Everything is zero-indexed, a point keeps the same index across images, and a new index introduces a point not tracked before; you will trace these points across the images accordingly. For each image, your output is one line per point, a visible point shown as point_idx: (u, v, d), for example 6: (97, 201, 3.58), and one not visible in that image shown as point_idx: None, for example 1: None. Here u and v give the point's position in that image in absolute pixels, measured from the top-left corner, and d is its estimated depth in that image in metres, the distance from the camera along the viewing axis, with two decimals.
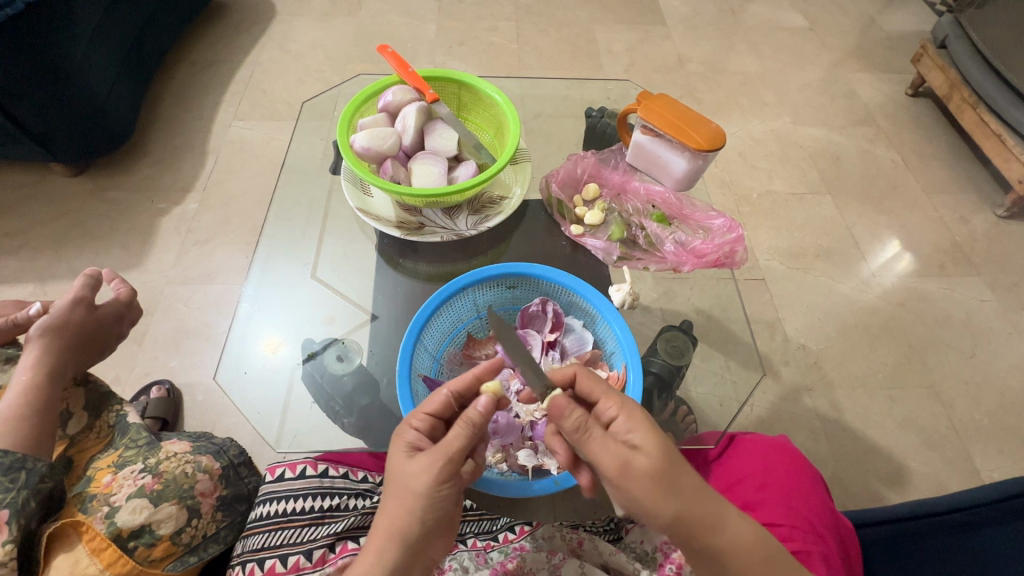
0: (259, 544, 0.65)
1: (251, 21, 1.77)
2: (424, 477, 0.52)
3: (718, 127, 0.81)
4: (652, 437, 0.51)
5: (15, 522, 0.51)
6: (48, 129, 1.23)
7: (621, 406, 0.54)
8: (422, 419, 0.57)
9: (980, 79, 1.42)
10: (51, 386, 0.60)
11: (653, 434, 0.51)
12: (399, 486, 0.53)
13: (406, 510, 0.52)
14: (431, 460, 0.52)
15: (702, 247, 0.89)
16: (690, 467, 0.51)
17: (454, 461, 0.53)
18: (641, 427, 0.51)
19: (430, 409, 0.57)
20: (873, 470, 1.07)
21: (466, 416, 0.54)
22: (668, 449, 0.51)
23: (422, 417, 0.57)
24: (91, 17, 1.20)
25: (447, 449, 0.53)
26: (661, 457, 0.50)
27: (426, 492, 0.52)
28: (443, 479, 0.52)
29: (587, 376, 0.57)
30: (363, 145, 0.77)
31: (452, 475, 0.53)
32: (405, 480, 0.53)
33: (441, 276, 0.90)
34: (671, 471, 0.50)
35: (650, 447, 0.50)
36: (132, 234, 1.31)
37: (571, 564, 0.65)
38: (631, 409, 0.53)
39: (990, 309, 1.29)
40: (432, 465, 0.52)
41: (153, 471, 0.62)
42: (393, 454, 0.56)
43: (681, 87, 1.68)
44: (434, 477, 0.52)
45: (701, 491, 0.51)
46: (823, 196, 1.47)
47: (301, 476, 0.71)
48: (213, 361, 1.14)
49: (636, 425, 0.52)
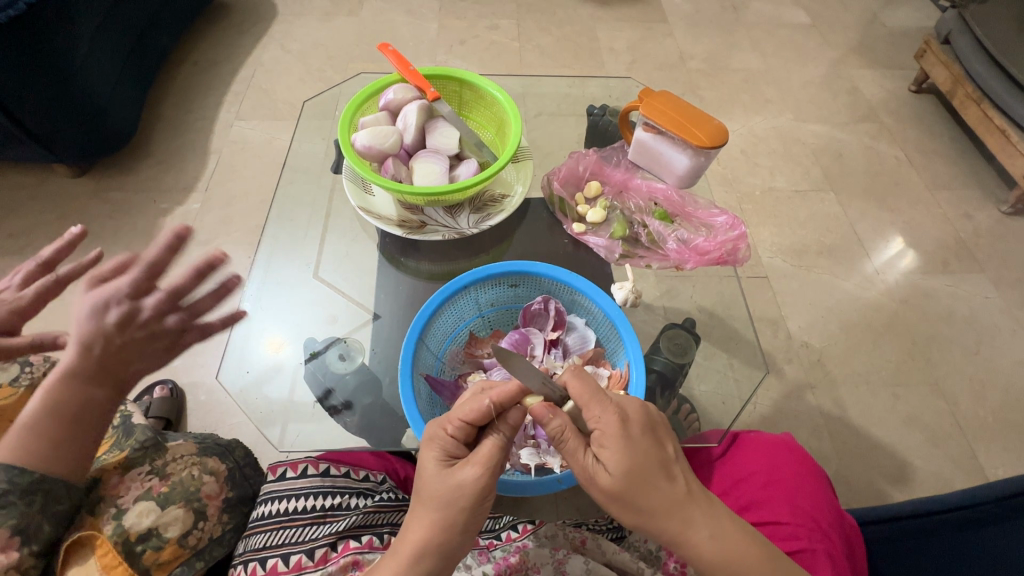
0: (260, 544, 0.64)
1: (252, 21, 1.77)
2: (466, 490, 0.52)
3: (721, 123, 0.80)
4: (622, 459, 0.50)
5: (28, 544, 0.52)
6: (51, 130, 1.23)
7: (601, 421, 0.51)
8: (457, 426, 0.54)
9: (984, 75, 1.41)
10: (85, 387, 0.54)
11: (623, 456, 0.50)
12: (436, 497, 0.52)
13: (444, 522, 0.52)
14: (474, 473, 0.52)
15: (704, 245, 0.88)
16: (661, 486, 0.51)
17: (495, 473, 0.53)
18: (614, 449, 0.50)
19: (467, 416, 0.54)
20: (877, 467, 1.07)
21: (496, 435, 0.54)
22: (635, 471, 0.50)
23: (458, 424, 0.54)
24: (92, 18, 1.21)
25: (487, 460, 0.52)
26: (623, 481, 0.50)
27: (468, 502, 0.52)
28: (483, 492, 0.52)
29: (580, 383, 0.53)
30: (364, 144, 0.77)
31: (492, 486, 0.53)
32: (442, 492, 0.52)
33: (443, 275, 0.90)
34: (635, 491, 0.50)
35: (617, 468, 0.50)
36: (135, 235, 1.31)
37: (577, 562, 0.64)
38: (613, 432, 0.51)
39: (995, 306, 1.28)
40: (475, 478, 0.52)
41: (159, 473, 0.62)
42: (426, 464, 0.54)
43: (683, 85, 1.67)
44: (476, 489, 0.52)
45: (667, 511, 0.51)
46: (826, 193, 1.46)
47: (302, 475, 0.71)
48: (216, 360, 1.15)
49: (610, 445, 0.51)
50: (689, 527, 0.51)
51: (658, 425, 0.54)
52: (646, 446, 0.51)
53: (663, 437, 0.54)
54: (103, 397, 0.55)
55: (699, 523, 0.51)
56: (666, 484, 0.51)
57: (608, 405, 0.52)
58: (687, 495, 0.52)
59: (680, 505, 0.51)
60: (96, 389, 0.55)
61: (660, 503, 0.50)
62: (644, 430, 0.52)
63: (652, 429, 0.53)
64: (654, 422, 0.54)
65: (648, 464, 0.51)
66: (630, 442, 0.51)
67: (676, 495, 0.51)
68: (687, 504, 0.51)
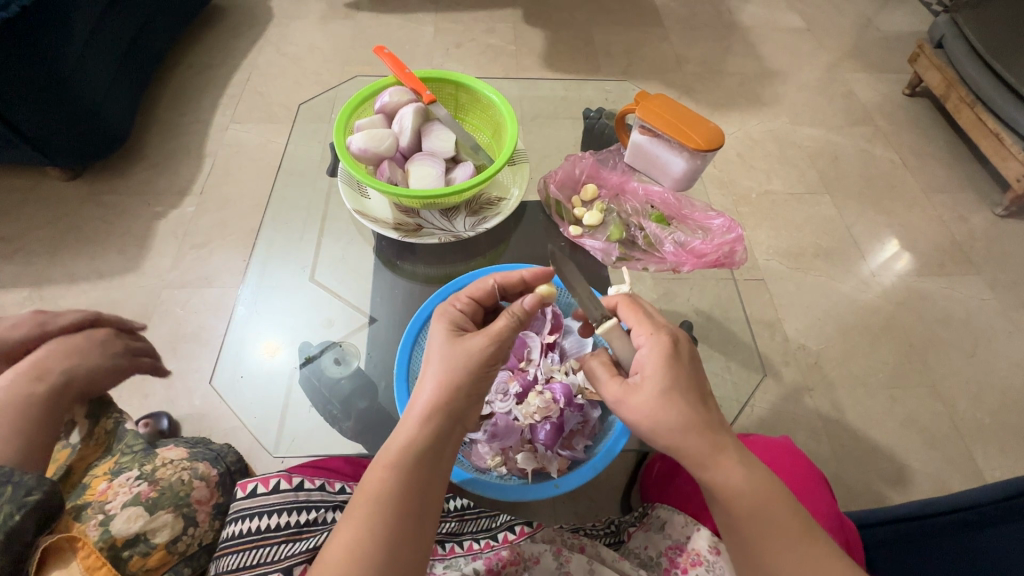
0: (233, 565, 0.54)
1: (248, 25, 1.77)
2: (475, 353, 0.53)
3: (717, 127, 0.81)
4: (661, 371, 0.53)
5: None
6: (45, 133, 1.23)
7: (651, 337, 0.55)
8: (465, 302, 0.61)
9: (977, 78, 1.42)
10: (27, 387, 0.57)
11: (663, 369, 0.53)
12: (445, 360, 0.53)
13: (453, 382, 0.52)
14: (486, 340, 0.54)
15: (701, 247, 0.90)
16: (697, 409, 0.52)
17: (504, 348, 0.55)
18: (659, 359, 0.53)
19: (475, 294, 0.61)
20: (875, 470, 1.07)
21: (513, 311, 0.55)
22: (676, 382, 0.52)
23: (465, 300, 0.61)
24: (86, 20, 1.20)
25: (498, 333, 0.54)
26: (663, 386, 0.52)
27: (477, 367, 0.53)
28: (492, 359, 0.54)
29: (631, 306, 0.59)
30: (360, 147, 0.76)
31: (500, 357, 0.55)
32: (453, 354, 0.53)
33: (440, 278, 0.90)
34: (671, 407, 0.52)
35: (656, 379, 0.52)
36: (129, 238, 1.30)
37: (580, 560, 0.62)
38: (660, 343, 0.54)
39: (990, 308, 1.28)
40: (485, 346, 0.54)
41: (149, 478, 0.61)
42: (435, 332, 0.57)
43: (678, 88, 1.67)
44: (485, 355, 0.53)
45: (700, 432, 0.51)
46: (821, 196, 1.46)
47: (275, 491, 0.60)
48: (211, 364, 1.14)
49: (652, 357, 0.54)
50: (722, 453, 0.51)
51: (701, 361, 0.57)
52: (688, 370, 0.54)
53: (705, 373, 0.56)
54: (44, 393, 0.57)
55: (732, 453, 0.51)
56: (703, 407, 0.52)
57: (655, 326, 0.56)
58: (721, 424, 0.53)
59: (713, 431, 0.52)
60: (51, 374, 0.59)
61: (691, 424, 0.51)
62: (688, 357, 0.55)
63: (694, 359, 0.56)
64: (699, 358, 0.56)
65: (690, 382, 0.53)
66: (672, 360, 0.53)
67: (713, 422, 0.52)
68: (720, 431, 0.52)
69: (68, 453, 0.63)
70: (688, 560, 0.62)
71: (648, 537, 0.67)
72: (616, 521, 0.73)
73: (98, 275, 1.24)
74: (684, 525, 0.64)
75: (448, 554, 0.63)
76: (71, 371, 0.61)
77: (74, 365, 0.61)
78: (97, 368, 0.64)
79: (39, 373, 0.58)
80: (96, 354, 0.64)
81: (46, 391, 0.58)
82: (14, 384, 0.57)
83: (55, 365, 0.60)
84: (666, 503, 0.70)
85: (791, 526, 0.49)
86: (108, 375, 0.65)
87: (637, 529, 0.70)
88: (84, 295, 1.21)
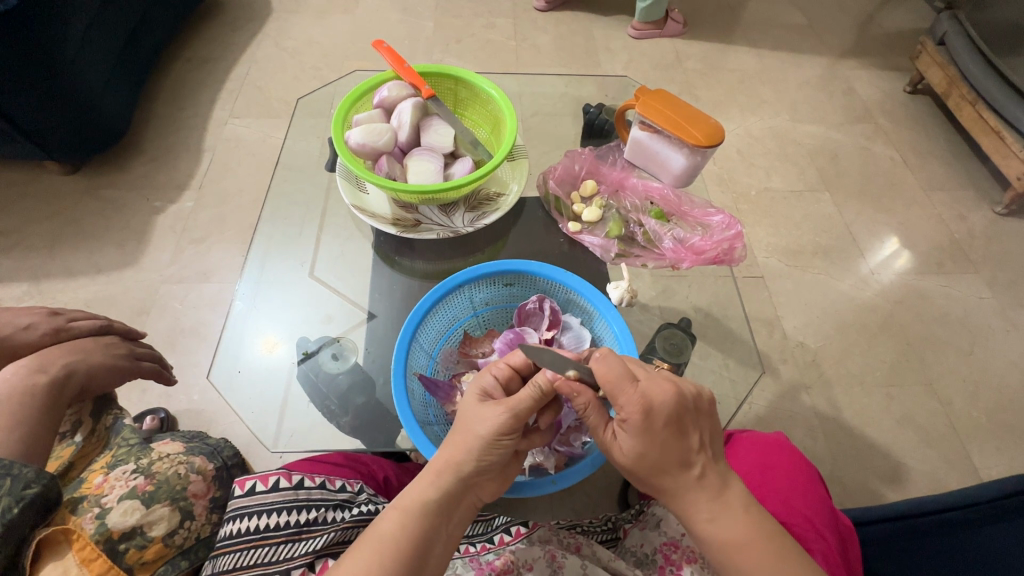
0: (229, 565, 0.55)
1: (247, 18, 1.76)
2: (489, 422, 0.53)
3: (717, 123, 0.80)
4: (634, 443, 0.52)
5: None
6: (43, 126, 1.22)
7: (626, 409, 0.51)
8: (501, 368, 0.60)
9: (979, 76, 1.41)
10: (30, 376, 0.57)
11: (635, 441, 0.52)
12: (465, 423, 0.55)
13: (466, 444, 0.53)
14: (502, 407, 0.53)
15: (701, 244, 0.89)
16: (674, 474, 0.52)
17: (521, 418, 0.53)
18: (631, 435, 0.52)
19: (513, 362, 0.60)
20: (871, 467, 1.07)
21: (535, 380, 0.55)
22: (651, 456, 0.52)
23: (503, 367, 0.60)
24: (84, 12, 1.19)
25: (517, 404, 0.53)
26: (632, 458, 0.53)
27: (488, 435, 0.52)
28: (505, 430, 0.53)
29: (606, 368, 0.52)
30: (358, 142, 0.76)
31: (516, 429, 0.53)
32: (471, 416, 0.55)
33: (438, 274, 0.89)
34: (649, 471, 0.53)
35: (630, 449, 0.52)
36: (127, 232, 1.30)
37: (573, 563, 0.62)
38: (636, 420, 0.51)
39: (989, 307, 1.28)
40: (500, 415, 0.53)
41: (145, 472, 0.60)
42: (465, 399, 0.57)
43: (679, 84, 1.67)
44: (498, 424, 0.52)
45: (672, 492, 0.53)
46: (821, 194, 1.46)
47: (274, 489, 0.60)
48: (208, 359, 1.13)
49: (624, 430, 0.52)
50: (690, 508, 0.52)
51: (691, 414, 0.53)
52: (666, 436, 0.51)
53: (688, 428, 0.52)
54: (47, 382, 0.58)
55: (703, 507, 0.52)
56: (680, 472, 0.52)
57: (629, 398, 0.51)
58: (700, 482, 0.52)
59: (688, 490, 0.52)
60: (52, 367, 0.59)
61: (668, 487, 0.53)
62: (669, 421, 0.51)
63: (679, 419, 0.52)
64: (684, 413, 0.52)
65: (666, 453, 0.52)
66: (650, 431, 0.51)
67: (688, 481, 0.52)
68: (694, 490, 0.52)
69: (71, 449, 0.61)
70: (683, 557, 0.63)
71: (644, 535, 0.67)
72: (613, 517, 0.73)
73: (96, 270, 1.24)
74: (678, 523, 0.64)
75: None
76: (72, 366, 0.61)
77: (75, 362, 0.61)
78: (100, 365, 0.64)
79: (40, 365, 0.58)
80: (98, 351, 0.65)
81: (47, 383, 0.58)
82: (18, 373, 0.57)
83: (56, 359, 0.60)
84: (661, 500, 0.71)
85: (776, 567, 0.49)
86: (112, 374, 0.65)
87: (633, 526, 0.70)
88: (83, 289, 1.21)
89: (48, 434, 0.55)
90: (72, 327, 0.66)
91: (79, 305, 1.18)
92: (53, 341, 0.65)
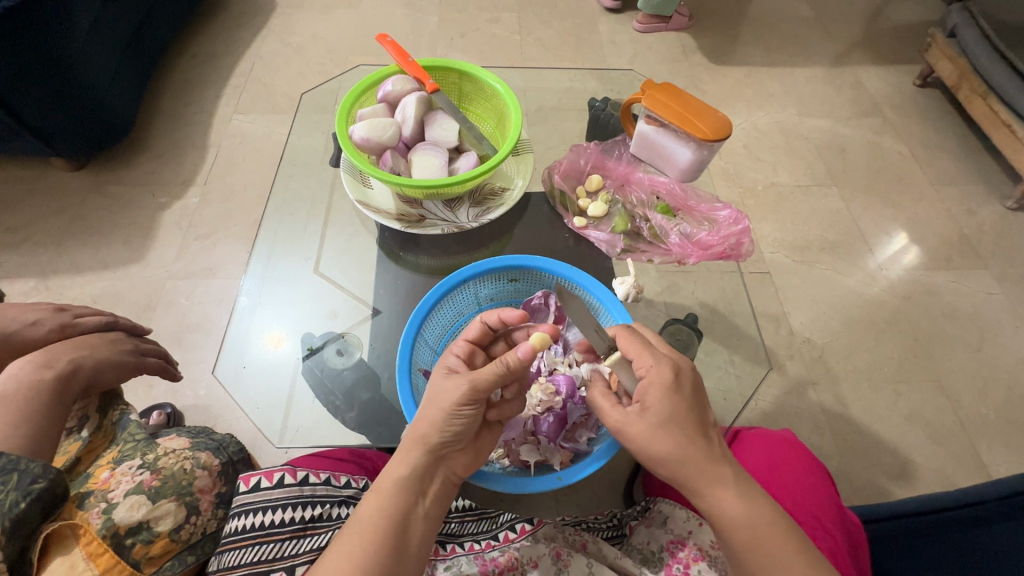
0: (234, 562, 0.55)
1: (251, 14, 1.76)
2: (449, 394, 0.53)
3: (725, 117, 0.80)
4: (663, 405, 0.52)
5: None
6: (48, 122, 1.22)
7: (651, 370, 0.54)
8: (461, 345, 0.61)
9: (990, 69, 1.39)
10: (36, 372, 0.57)
11: (665, 403, 0.52)
12: (429, 399, 0.55)
13: (428, 418, 0.53)
14: (462, 379, 0.53)
15: (708, 239, 0.89)
16: (696, 444, 0.52)
17: (483, 390, 0.53)
18: (658, 396, 0.53)
19: (470, 335, 0.63)
20: (879, 464, 1.06)
21: (504, 358, 0.54)
22: (676, 419, 0.52)
23: (462, 345, 0.61)
24: (89, 9, 1.19)
25: (479, 375, 0.53)
26: (659, 423, 0.52)
27: (447, 408, 0.52)
28: (466, 400, 0.52)
29: (628, 336, 0.57)
30: (362, 136, 0.75)
31: (477, 399, 0.53)
32: (433, 393, 0.55)
33: (442, 269, 0.89)
34: (671, 445, 0.52)
35: (660, 413, 0.52)
36: (133, 229, 1.30)
37: (579, 562, 0.62)
38: (662, 379, 0.53)
39: (998, 303, 1.27)
40: (460, 385, 0.53)
41: (151, 467, 0.60)
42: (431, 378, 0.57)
43: (685, 78, 1.65)
44: (457, 395, 0.52)
45: (696, 468, 0.51)
46: (829, 188, 1.45)
47: (278, 486, 0.60)
48: (213, 354, 1.14)
49: (653, 392, 0.53)
50: (718, 488, 0.51)
51: (704, 391, 0.56)
52: (690, 403, 0.53)
53: (705, 405, 0.55)
54: (52, 378, 0.58)
55: (730, 486, 0.51)
56: (701, 443, 0.52)
57: (654, 358, 0.55)
58: (720, 455, 0.52)
59: (711, 465, 0.52)
60: (58, 362, 0.59)
61: (692, 458, 0.51)
62: (691, 390, 0.54)
63: (697, 392, 0.55)
64: (701, 389, 0.55)
65: (688, 418, 0.53)
66: (676, 394, 0.53)
67: (711, 455, 0.52)
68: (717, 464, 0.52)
69: (78, 444, 0.62)
70: (690, 555, 0.62)
71: (651, 532, 0.66)
72: (618, 513, 0.73)
73: (102, 266, 1.24)
74: (687, 522, 0.64)
75: (449, 554, 0.63)
76: (78, 360, 0.61)
77: (81, 357, 0.61)
78: (106, 360, 0.64)
79: (47, 360, 0.59)
80: (104, 346, 0.65)
81: (53, 378, 0.58)
82: (24, 369, 0.57)
83: (62, 354, 0.60)
84: (668, 498, 0.70)
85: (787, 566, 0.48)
86: (118, 369, 0.65)
87: (639, 523, 0.69)
88: (90, 285, 1.21)
89: (55, 431, 0.55)
90: (78, 324, 0.67)
91: (86, 301, 1.19)
92: (60, 337, 0.65)
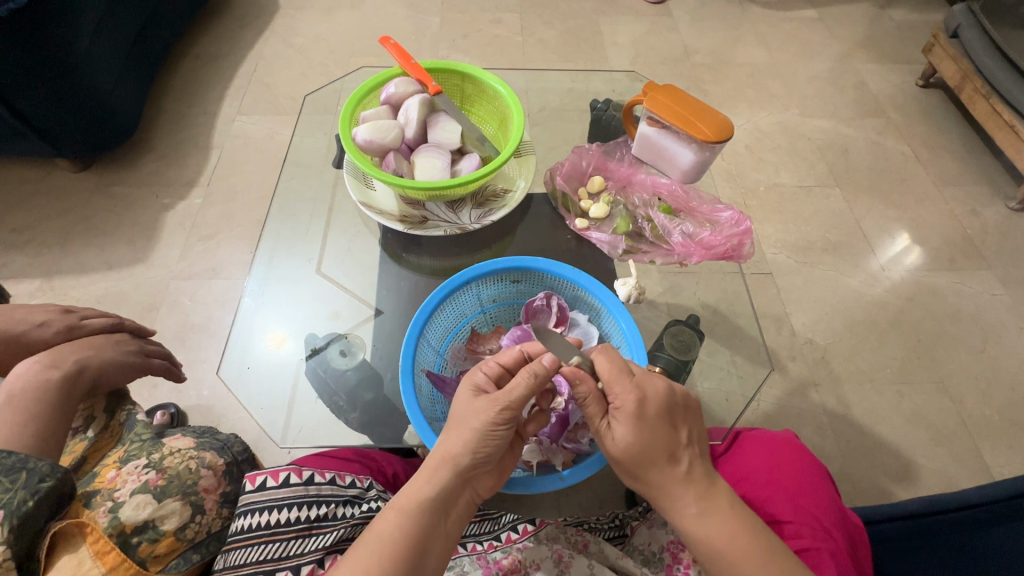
0: (240, 560, 0.56)
1: (254, 15, 1.76)
2: (483, 414, 0.53)
3: (727, 119, 0.80)
4: (630, 434, 0.53)
5: (8, 523, 0.44)
6: (53, 124, 1.23)
7: (619, 398, 0.53)
8: (491, 366, 0.59)
9: (993, 69, 1.39)
10: (43, 370, 0.58)
11: (631, 433, 0.53)
12: (457, 419, 0.55)
13: (460, 436, 0.53)
14: (497, 401, 0.53)
15: (710, 239, 0.88)
16: (662, 468, 0.54)
17: (514, 409, 0.53)
18: (624, 427, 0.53)
19: (505, 360, 0.59)
20: (881, 465, 1.06)
21: (530, 366, 0.54)
22: (641, 449, 0.53)
23: (493, 364, 0.59)
24: (94, 11, 1.20)
25: (512, 395, 0.53)
26: (620, 447, 0.54)
27: (482, 428, 0.52)
28: (501, 421, 0.52)
29: (605, 359, 0.55)
30: (365, 138, 0.76)
31: (512, 420, 0.53)
32: (463, 412, 0.55)
33: (444, 270, 0.89)
34: (639, 466, 0.54)
35: (623, 442, 0.53)
36: (137, 230, 1.31)
37: (581, 563, 0.62)
38: (627, 411, 0.53)
39: (1001, 304, 1.27)
40: (493, 406, 0.53)
41: (157, 466, 0.61)
42: (458, 395, 0.57)
43: (687, 79, 1.65)
44: (492, 417, 0.52)
45: (660, 488, 0.54)
46: (831, 189, 1.45)
47: (284, 485, 0.60)
48: (217, 354, 1.14)
49: (620, 420, 0.53)
50: (679, 505, 0.54)
51: (679, 408, 0.55)
52: (658, 429, 0.53)
53: (677, 422, 0.55)
54: (59, 377, 0.58)
55: (690, 502, 0.53)
56: (668, 466, 0.54)
57: (625, 387, 0.53)
58: (687, 477, 0.54)
59: (677, 484, 0.54)
60: (64, 363, 0.60)
61: (655, 480, 0.54)
62: (660, 412, 0.54)
63: (668, 412, 0.54)
64: (673, 408, 0.55)
65: (655, 445, 0.53)
66: (642, 423, 0.53)
67: (677, 476, 0.54)
68: (682, 485, 0.53)
69: (84, 444, 0.62)
70: (690, 556, 0.63)
71: (652, 533, 0.67)
72: (620, 514, 0.73)
73: (107, 267, 1.25)
74: None
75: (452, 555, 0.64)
76: (84, 361, 0.62)
77: (87, 357, 0.62)
78: (111, 361, 0.65)
79: (53, 361, 0.59)
80: (110, 347, 0.66)
81: (59, 378, 0.58)
82: (32, 369, 0.58)
83: (68, 355, 0.61)
84: None
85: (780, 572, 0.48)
86: (122, 370, 0.66)
87: (640, 523, 0.69)
88: (94, 286, 1.22)
89: (61, 430, 0.56)
90: (85, 325, 0.67)
91: (92, 302, 1.19)
92: (67, 338, 0.66)
